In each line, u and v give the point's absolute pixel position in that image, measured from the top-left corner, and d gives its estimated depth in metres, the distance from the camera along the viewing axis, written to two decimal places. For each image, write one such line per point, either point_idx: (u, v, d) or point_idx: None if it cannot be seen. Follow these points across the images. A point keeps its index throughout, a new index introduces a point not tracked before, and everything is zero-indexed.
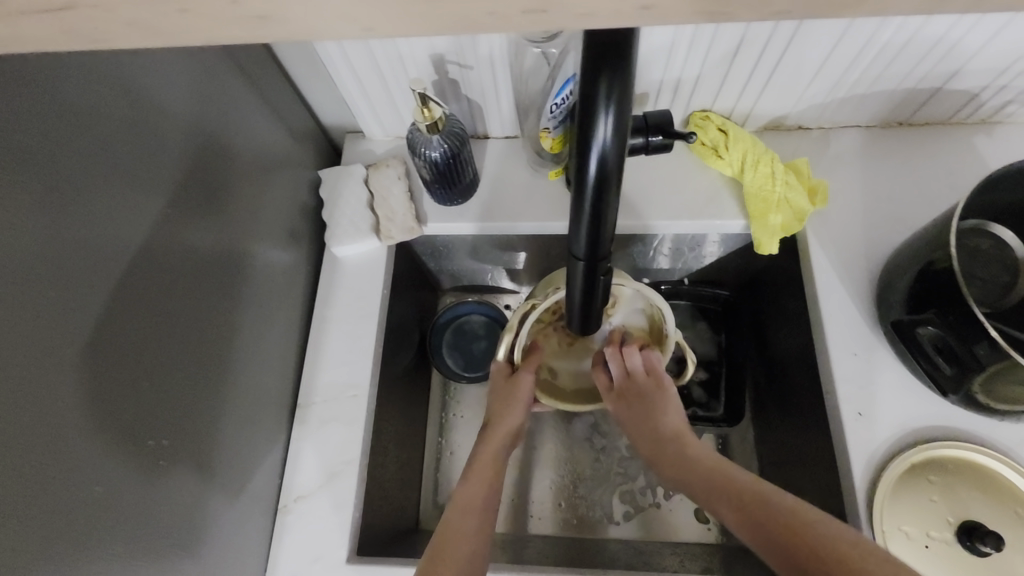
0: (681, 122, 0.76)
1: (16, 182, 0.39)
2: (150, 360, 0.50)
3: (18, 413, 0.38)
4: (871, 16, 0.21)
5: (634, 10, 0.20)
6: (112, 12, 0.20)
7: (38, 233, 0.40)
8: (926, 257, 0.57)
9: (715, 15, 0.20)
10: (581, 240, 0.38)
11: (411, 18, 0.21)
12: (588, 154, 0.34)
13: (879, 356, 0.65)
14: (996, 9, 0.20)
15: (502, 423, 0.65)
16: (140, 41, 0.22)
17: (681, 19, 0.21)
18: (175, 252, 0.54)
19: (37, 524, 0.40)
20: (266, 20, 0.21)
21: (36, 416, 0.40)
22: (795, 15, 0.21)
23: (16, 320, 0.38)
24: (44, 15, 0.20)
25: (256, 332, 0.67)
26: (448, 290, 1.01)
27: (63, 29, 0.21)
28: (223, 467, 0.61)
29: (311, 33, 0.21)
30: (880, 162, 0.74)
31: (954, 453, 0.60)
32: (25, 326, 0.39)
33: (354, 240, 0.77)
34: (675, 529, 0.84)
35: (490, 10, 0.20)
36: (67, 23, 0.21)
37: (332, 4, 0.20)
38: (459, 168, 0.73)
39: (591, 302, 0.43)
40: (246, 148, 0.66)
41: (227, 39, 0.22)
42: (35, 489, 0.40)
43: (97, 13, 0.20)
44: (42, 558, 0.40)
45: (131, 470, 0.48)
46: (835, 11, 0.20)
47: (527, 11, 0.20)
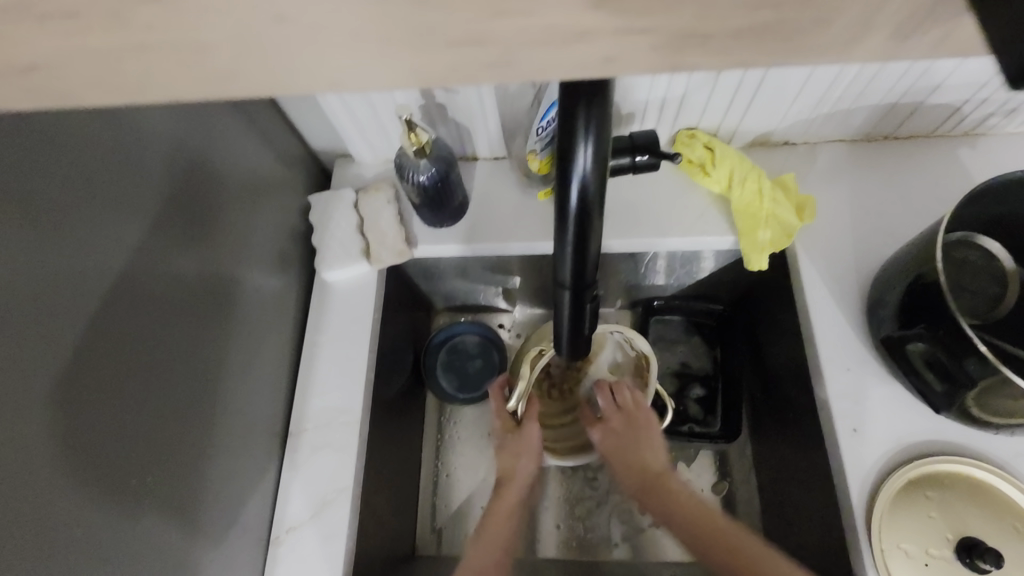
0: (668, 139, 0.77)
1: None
2: (134, 394, 0.49)
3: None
4: (831, 63, 0.21)
5: (596, 62, 0.20)
6: (75, 74, 0.20)
7: (14, 271, 0.40)
8: (915, 272, 0.57)
9: (678, 63, 0.20)
10: (566, 268, 0.38)
11: (374, 72, 0.21)
12: (569, 184, 0.34)
13: (873, 371, 0.65)
14: (956, 53, 0.20)
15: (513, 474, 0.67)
16: (105, 99, 0.22)
17: (644, 69, 0.21)
18: (159, 283, 0.53)
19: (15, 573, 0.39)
20: (229, 78, 0.21)
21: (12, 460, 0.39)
22: (757, 62, 0.21)
23: None
24: (8, 77, 0.20)
25: (245, 360, 0.66)
26: (441, 310, 1.01)
27: (28, 90, 0.21)
28: (214, 501, 0.60)
29: (276, 89, 0.22)
30: (866, 175, 0.74)
31: (950, 468, 0.60)
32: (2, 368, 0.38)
33: (344, 264, 0.76)
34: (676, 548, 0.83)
35: (453, 65, 0.20)
36: (31, 85, 0.21)
37: (294, 62, 0.20)
38: (448, 191, 0.73)
39: (579, 329, 0.42)
40: (233, 175, 0.66)
41: (192, 96, 0.22)
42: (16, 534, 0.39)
43: (63, 72, 0.20)
44: None
45: (114, 508, 0.47)
46: (797, 59, 0.20)
47: (489, 66, 0.20)
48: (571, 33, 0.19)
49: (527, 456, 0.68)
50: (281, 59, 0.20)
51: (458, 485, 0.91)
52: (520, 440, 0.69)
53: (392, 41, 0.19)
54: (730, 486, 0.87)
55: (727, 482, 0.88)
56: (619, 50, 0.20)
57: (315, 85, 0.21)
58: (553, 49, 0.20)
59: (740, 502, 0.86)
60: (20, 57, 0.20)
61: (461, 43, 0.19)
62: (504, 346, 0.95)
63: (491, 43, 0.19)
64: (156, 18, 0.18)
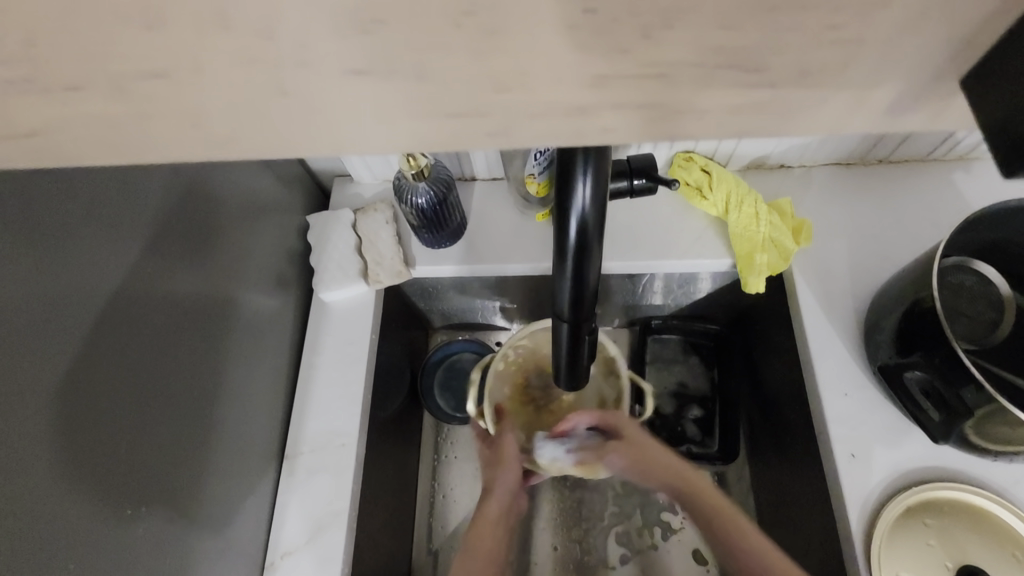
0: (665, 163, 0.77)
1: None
2: (129, 422, 0.49)
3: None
4: (823, 129, 0.21)
5: (596, 130, 0.21)
6: (80, 138, 0.21)
7: (8, 301, 0.39)
8: (911, 298, 0.57)
9: (674, 131, 0.21)
10: (564, 301, 0.38)
11: (375, 137, 0.21)
12: (568, 220, 0.34)
13: (870, 397, 0.65)
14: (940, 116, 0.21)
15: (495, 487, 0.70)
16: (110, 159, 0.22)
17: (641, 137, 0.22)
18: (155, 308, 0.53)
19: None
20: (231, 142, 0.21)
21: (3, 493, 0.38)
22: (750, 128, 0.21)
23: None
24: (14, 140, 0.21)
25: (241, 382, 0.65)
26: (438, 328, 1.01)
27: (33, 152, 0.21)
28: (209, 527, 0.59)
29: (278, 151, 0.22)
30: (862, 198, 0.75)
31: (948, 494, 0.60)
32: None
33: (343, 285, 0.76)
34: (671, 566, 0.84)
35: (453, 131, 0.21)
36: (35, 148, 0.21)
37: (297, 128, 0.21)
38: (447, 213, 0.73)
39: (578, 359, 0.42)
40: (230, 197, 0.66)
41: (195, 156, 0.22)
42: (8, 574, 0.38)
43: (61, 137, 0.21)
44: None
45: (108, 540, 0.47)
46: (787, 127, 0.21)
47: (489, 133, 0.21)
48: (571, 108, 0.20)
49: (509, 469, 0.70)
50: (285, 125, 0.20)
51: (454, 506, 0.90)
52: (498, 454, 0.71)
53: (394, 109, 0.20)
54: None
55: None
56: (616, 121, 0.21)
57: (317, 148, 0.22)
58: (553, 120, 0.21)
59: None
60: (27, 123, 0.20)
61: (461, 114, 0.20)
62: None
63: (492, 114, 0.20)
64: (160, 93, 0.19)
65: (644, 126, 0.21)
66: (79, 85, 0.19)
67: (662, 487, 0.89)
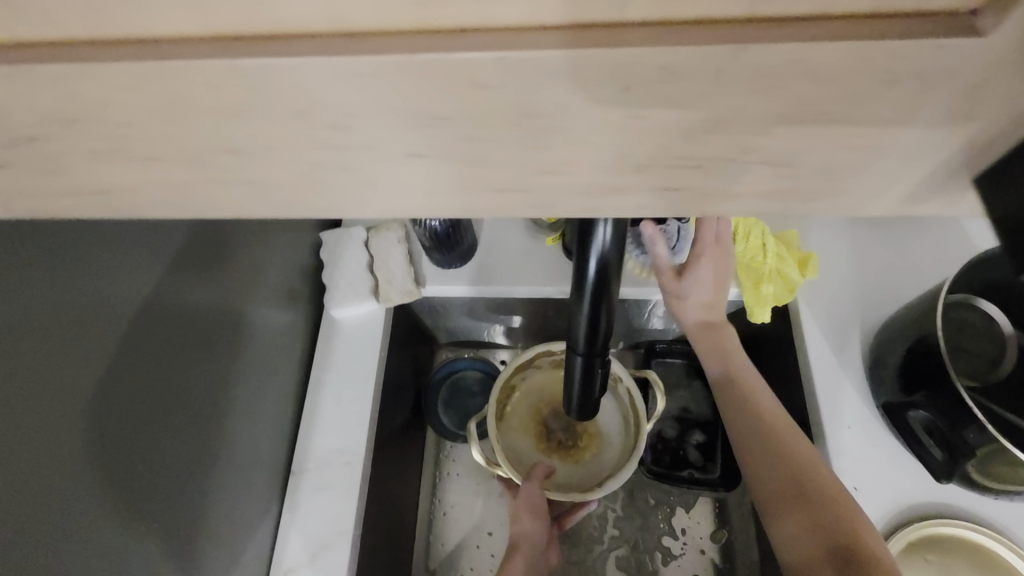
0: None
1: (23, 273, 0.39)
2: (146, 437, 0.50)
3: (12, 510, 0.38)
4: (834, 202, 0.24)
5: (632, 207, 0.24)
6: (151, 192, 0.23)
7: (42, 320, 0.40)
8: (915, 336, 0.58)
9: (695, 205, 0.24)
10: (580, 335, 0.39)
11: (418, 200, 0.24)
12: (588, 259, 0.34)
13: (874, 431, 0.65)
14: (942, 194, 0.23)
15: (524, 537, 0.74)
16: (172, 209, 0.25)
17: (665, 208, 0.24)
18: (172, 325, 0.54)
19: None
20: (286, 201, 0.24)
21: (32, 509, 0.39)
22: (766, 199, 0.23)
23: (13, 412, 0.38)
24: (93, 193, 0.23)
25: (250, 397, 0.66)
26: (444, 345, 1.02)
27: (106, 202, 0.24)
28: (216, 543, 0.60)
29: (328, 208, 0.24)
30: (868, 233, 0.76)
31: (950, 531, 0.60)
32: (22, 416, 0.39)
33: (354, 303, 0.77)
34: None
35: (497, 203, 0.24)
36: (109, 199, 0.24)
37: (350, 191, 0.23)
38: (459, 235, 0.75)
39: (590, 391, 0.43)
40: (248, 215, 0.67)
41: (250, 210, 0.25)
42: None
43: (132, 185, 0.23)
44: None
45: (122, 556, 0.47)
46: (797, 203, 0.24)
47: (535, 206, 0.24)
48: (608, 188, 0.23)
49: (531, 515, 0.74)
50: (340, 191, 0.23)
51: (454, 524, 0.91)
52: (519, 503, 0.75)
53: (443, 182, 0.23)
54: (729, 534, 0.87)
55: (726, 530, 0.88)
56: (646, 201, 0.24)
57: (367, 209, 0.24)
58: (592, 195, 0.23)
59: (740, 554, 0.85)
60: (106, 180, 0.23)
61: (506, 190, 0.23)
62: None
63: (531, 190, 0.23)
64: (234, 163, 0.22)
65: (659, 189, 0.23)
66: (159, 147, 0.21)
67: (663, 511, 0.89)
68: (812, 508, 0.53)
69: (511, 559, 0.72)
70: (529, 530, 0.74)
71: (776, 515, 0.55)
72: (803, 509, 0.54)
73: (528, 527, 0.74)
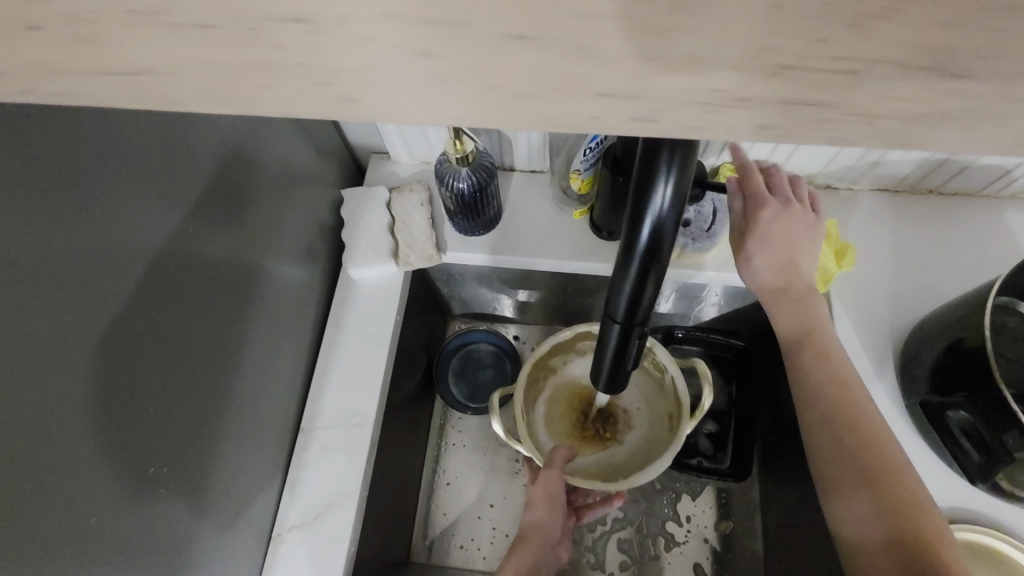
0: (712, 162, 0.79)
1: (44, 198, 0.37)
2: (157, 380, 0.48)
3: (16, 442, 0.36)
4: None
5: (749, 128, 0.18)
6: None
7: (62, 251, 0.39)
8: (955, 335, 0.56)
9: None
10: (621, 301, 0.36)
11: None
12: (642, 221, 0.32)
13: (900, 430, 0.63)
14: None
15: (535, 527, 0.70)
16: None
17: None
18: (190, 271, 0.52)
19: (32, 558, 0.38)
20: None
21: (43, 440, 0.38)
22: None
23: (28, 341, 0.37)
24: None
25: (263, 351, 0.65)
26: (457, 316, 1.00)
27: None
28: (222, 494, 0.59)
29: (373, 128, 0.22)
30: (908, 228, 0.73)
31: (978, 538, 0.58)
32: (34, 346, 0.37)
33: (372, 264, 0.75)
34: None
35: None
36: None
37: None
38: (485, 201, 0.72)
39: (620, 364, 0.41)
40: (268, 164, 0.65)
41: None
42: (36, 522, 0.38)
43: None
44: None
45: (130, 497, 0.46)
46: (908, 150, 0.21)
47: None
48: None
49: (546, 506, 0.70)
50: None
51: (457, 495, 0.90)
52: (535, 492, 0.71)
53: None
54: (733, 526, 0.86)
55: (730, 521, 0.87)
56: None
57: None
58: None
59: (741, 544, 0.85)
60: None
61: None
62: (518, 359, 0.94)
63: None
64: None
65: None
66: None
67: (669, 496, 0.88)
68: (882, 492, 0.49)
69: (518, 549, 0.69)
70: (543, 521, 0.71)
71: (838, 493, 0.52)
72: (872, 491, 0.50)
73: (541, 517, 0.71)
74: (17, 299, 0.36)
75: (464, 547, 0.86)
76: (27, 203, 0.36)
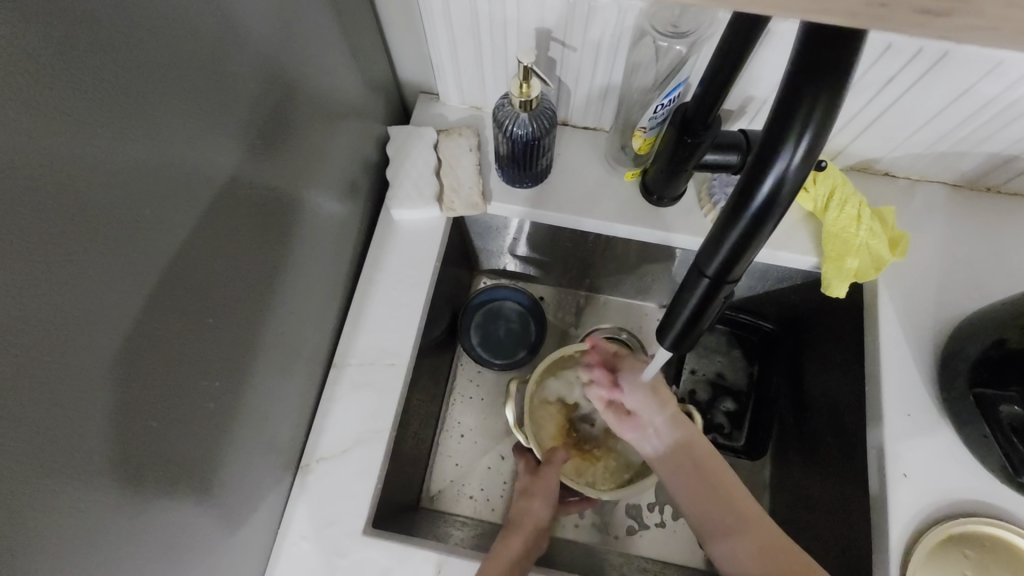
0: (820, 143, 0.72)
1: (134, 85, 0.36)
2: (211, 293, 0.47)
3: (98, 332, 0.36)
4: None
5: None
6: None
7: (144, 144, 0.37)
8: (999, 334, 0.56)
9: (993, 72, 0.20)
10: (717, 256, 0.35)
11: None
12: (764, 174, 0.30)
13: (931, 420, 0.64)
14: None
15: (527, 515, 0.71)
16: None
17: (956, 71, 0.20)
18: (246, 186, 0.51)
19: (96, 453, 0.37)
20: None
21: (118, 335, 0.37)
22: None
23: (114, 229, 0.36)
24: None
25: (304, 281, 0.64)
26: (485, 271, 0.99)
27: None
28: (260, 418, 0.58)
29: None
30: (962, 224, 0.72)
31: (995, 532, 0.59)
32: (116, 236, 0.36)
33: (416, 205, 0.74)
34: (663, 554, 0.82)
35: None
36: None
37: None
38: (538, 153, 0.70)
39: (698, 321, 0.40)
40: (322, 88, 0.63)
41: None
42: (101, 420, 0.37)
43: None
44: (101, 487, 0.38)
45: (183, 409, 0.46)
46: None
47: None
48: None
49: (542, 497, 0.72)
50: None
51: (472, 446, 0.90)
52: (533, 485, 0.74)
53: None
54: None
55: None
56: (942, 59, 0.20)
57: None
58: None
59: None
60: None
61: None
62: (543, 318, 0.93)
63: None
64: None
65: None
66: None
67: None
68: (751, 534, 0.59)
69: (510, 533, 0.68)
70: (535, 512, 0.71)
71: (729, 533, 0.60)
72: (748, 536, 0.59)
73: (534, 507, 0.72)
74: (107, 186, 0.35)
75: (474, 497, 0.87)
76: (119, 87, 0.35)
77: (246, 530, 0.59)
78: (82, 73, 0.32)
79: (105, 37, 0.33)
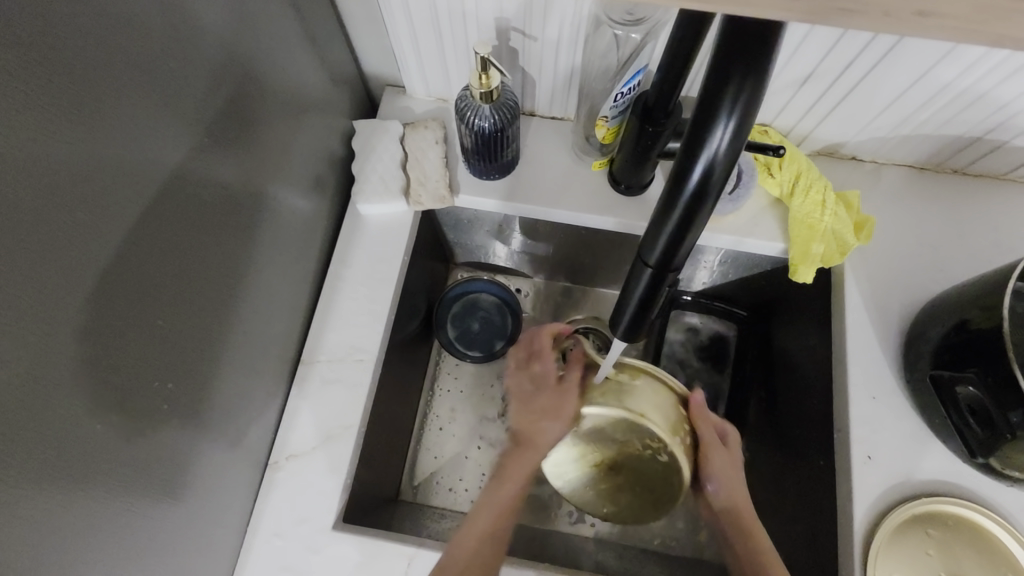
0: (786, 129, 0.72)
1: (67, 89, 0.35)
2: (163, 293, 0.46)
3: (39, 340, 0.35)
4: None
5: None
6: None
7: (84, 152, 0.37)
8: (961, 316, 0.57)
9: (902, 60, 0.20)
10: (659, 244, 0.35)
11: None
12: (694, 162, 0.30)
13: (896, 402, 0.64)
14: None
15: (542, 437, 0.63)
16: None
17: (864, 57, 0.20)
18: (201, 185, 0.50)
19: (44, 457, 0.37)
20: None
21: (64, 342, 0.37)
22: None
23: (51, 235, 0.35)
24: None
25: (268, 280, 0.63)
26: (460, 264, 0.99)
27: None
28: (226, 417, 0.58)
29: None
30: (927, 207, 0.72)
31: (958, 511, 0.60)
32: (58, 242, 0.36)
33: (382, 200, 0.74)
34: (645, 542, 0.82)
35: None
36: None
37: None
38: (503, 144, 0.69)
39: (647, 310, 0.40)
40: (281, 84, 0.62)
41: None
42: (46, 427, 0.37)
43: None
44: (52, 493, 0.38)
45: (139, 410, 0.45)
46: None
47: None
48: None
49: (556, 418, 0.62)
50: None
51: (449, 440, 0.90)
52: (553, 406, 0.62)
53: None
54: None
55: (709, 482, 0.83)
56: None
57: None
58: None
59: None
60: None
61: None
62: (518, 310, 0.92)
63: None
64: None
65: None
66: None
67: None
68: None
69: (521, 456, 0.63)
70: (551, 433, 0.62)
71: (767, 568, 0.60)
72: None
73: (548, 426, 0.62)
74: (42, 194, 0.34)
75: (452, 490, 0.87)
76: (55, 89, 0.34)
77: (213, 529, 0.58)
78: (12, 78, 0.32)
79: (30, 42, 0.32)
